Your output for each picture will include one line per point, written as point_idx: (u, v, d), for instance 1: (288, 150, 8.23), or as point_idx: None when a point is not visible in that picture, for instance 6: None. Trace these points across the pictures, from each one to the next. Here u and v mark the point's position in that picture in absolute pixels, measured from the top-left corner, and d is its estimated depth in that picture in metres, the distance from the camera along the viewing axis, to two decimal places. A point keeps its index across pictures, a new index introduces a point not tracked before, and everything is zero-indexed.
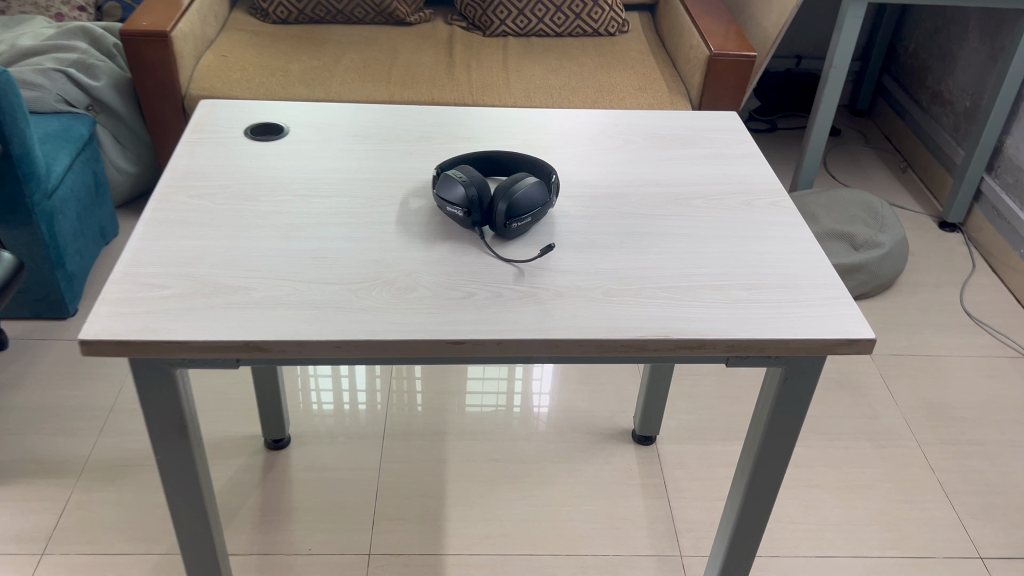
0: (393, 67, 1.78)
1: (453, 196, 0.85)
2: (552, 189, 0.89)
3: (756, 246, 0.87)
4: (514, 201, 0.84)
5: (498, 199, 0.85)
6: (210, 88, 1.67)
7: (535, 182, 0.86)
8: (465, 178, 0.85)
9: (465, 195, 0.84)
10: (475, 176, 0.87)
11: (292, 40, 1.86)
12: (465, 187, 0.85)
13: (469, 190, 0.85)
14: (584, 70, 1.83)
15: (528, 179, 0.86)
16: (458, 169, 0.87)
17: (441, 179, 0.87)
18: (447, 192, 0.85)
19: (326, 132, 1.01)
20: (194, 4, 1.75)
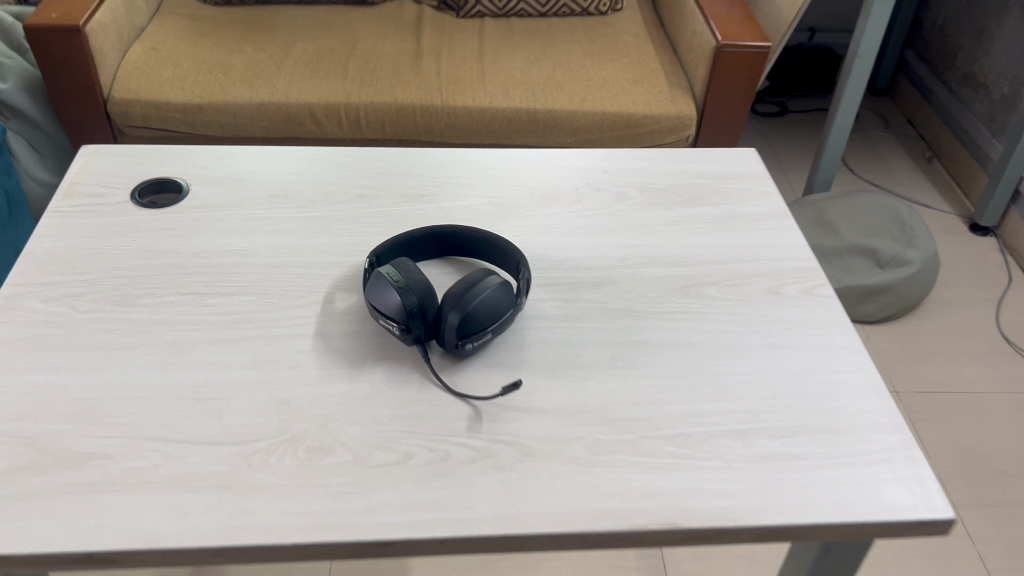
0: (350, 59, 1.54)
1: (387, 305, 0.64)
2: (522, 285, 0.67)
3: (789, 361, 0.67)
4: (468, 313, 0.62)
5: (446, 308, 0.63)
6: (137, 90, 1.43)
7: (498, 281, 0.64)
8: (402, 280, 0.64)
9: (403, 303, 0.63)
10: (418, 273, 0.65)
11: (236, 26, 1.62)
12: (402, 293, 0.63)
13: (408, 297, 0.63)
14: (572, 59, 1.59)
15: (488, 280, 0.64)
16: (396, 263, 0.66)
17: (373, 278, 0.66)
18: (379, 298, 0.64)
19: (237, 192, 0.80)
20: None
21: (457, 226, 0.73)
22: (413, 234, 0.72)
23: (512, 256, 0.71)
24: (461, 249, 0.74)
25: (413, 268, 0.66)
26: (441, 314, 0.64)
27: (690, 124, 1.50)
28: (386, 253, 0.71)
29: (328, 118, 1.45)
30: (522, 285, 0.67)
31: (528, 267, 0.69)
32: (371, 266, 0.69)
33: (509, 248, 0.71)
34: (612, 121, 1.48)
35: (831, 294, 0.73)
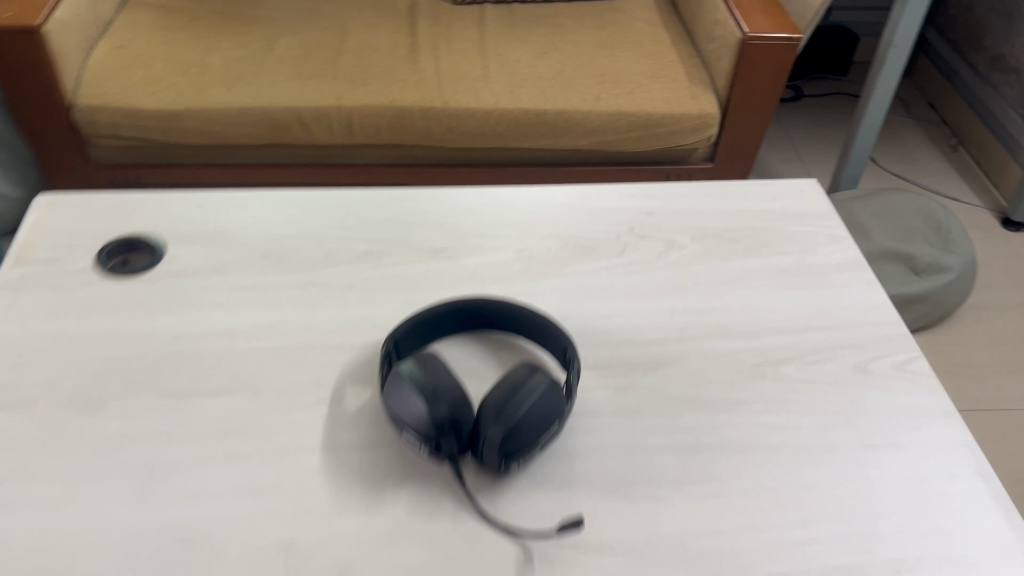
0: (339, 55, 1.40)
1: (410, 418, 0.52)
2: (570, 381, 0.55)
3: (890, 464, 0.56)
4: (512, 430, 0.51)
5: (484, 422, 0.52)
6: (104, 96, 1.28)
7: (546, 383, 0.53)
8: (427, 388, 0.52)
9: (430, 419, 0.51)
10: (446, 374, 0.53)
11: (212, 19, 1.47)
12: (428, 405, 0.51)
13: (436, 411, 0.51)
14: (582, 51, 1.46)
15: (534, 383, 0.52)
16: (417, 359, 0.54)
17: (390, 379, 0.54)
18: (399, 409, 0.52)
19: (222, 252, 0.67)
20: None
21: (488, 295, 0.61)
22: (437, 309, 0.60)
23: (557, 335, 0.59)
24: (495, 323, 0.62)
25: (438, 366, 0.54)
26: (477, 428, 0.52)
27: (713, 123, 1.38)
28: (406, 335, 0.59)
29: (317, 124, 1.32)
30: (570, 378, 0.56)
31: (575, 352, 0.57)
32: (387, 357, 0.57)
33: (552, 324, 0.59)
34: (629, 122, 1.35)
35: (927, 370, 0.62)
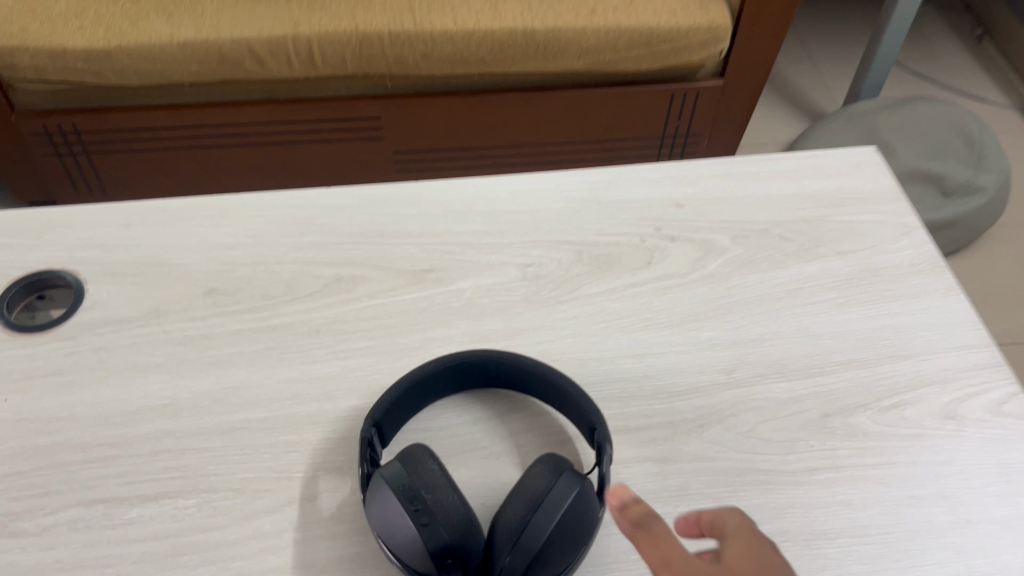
0: None
1: (404, 551, 0.40)
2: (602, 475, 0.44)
3: (993, 552, 0.46)
4: (536, 560, 0.40)
5: (500, 549, 0.41)
6: (19, 35, 1.09)
7: (576, 490, 0.41)
8: (424, 515, 0.40)
9: (431, 553, 0.40)
10: (446, 484, 0.42)
11: None
12: (428, 538, 0.40)
13: (438, 544, 0.40)
14: None
15: (560, 495, 0.40)
16: (406, 464, 0.42)
17: (373, 491, 0.42)
18: (389, 538, 0.41)
19: (155, 291, 0.55)
20: None
21: (489, 347, 0.48)
22: (425, 372, 0.47)
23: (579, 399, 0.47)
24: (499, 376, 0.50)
25: (435, 470, 0.42)
26: (491, 555, 0.41)
27: (725, 36, 1.19)
28: (388, 409, 0.47)
29: (272, 55, 1.13)
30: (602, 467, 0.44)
31: (604, 427, 0.46)
32: (366, 448, 0.45)
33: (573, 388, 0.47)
34: (632, 39, 1.16)
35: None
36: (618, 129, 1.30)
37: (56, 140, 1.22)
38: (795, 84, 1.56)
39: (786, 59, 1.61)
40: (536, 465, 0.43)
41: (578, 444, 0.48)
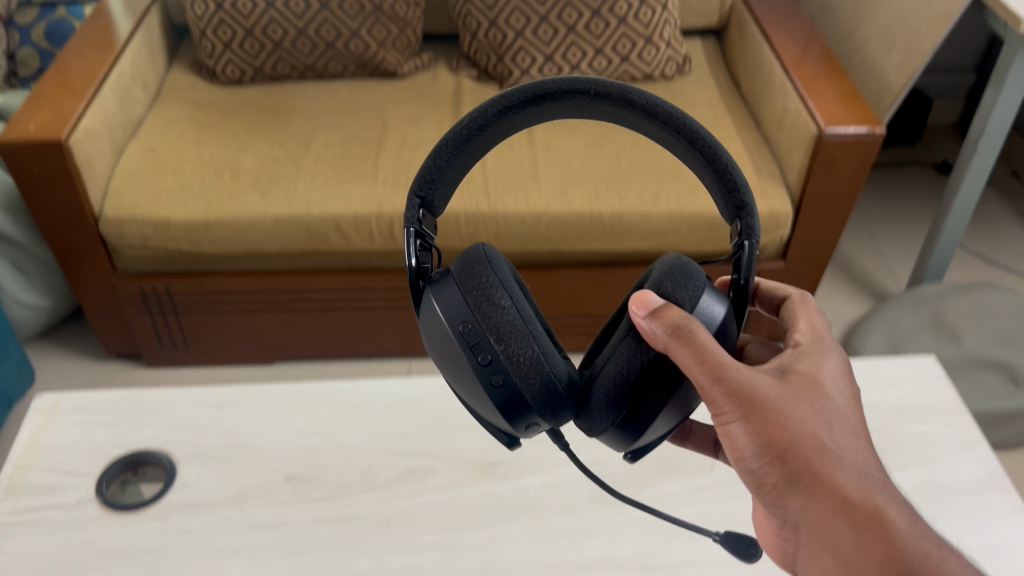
0: (379, 153, 1.31)
1: (476, 395, 0.45)
2: (748, 268, 0.48)
3: None
4: (652, 403, 0.45)
5: (605, 386, 0.46)
6: (132, 210, 1.20)
7: (722, 311, 0.47)
8: (495, 368, 0.44)
9: (504, 406, 0.45)
10: (519, 334, 0.44)
11: (247, 113, 1.41)
12: (501, 394, 0.44)
13: (511, 400, 0.44)
14: (638, 142, 1.33)
15: (710, 314, 0.46)
16: (473, 307, 0.45)
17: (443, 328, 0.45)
18: (459, 378, 0.46)
19: (239, 476, 0.59)
20: (109, 83, 1.29)
21: (617, 81, 0.48)
22: (541, 83, 0.47)
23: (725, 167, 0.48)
24: (624, 123, 0.50)
25: (507, 312, 0.45)
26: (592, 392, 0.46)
27: (784, 223, 1.23)
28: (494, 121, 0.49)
29: (357, 232, 1.22)
30: (747, 260, 0.48)
31: (759, 215, 0.48)
32: (415, 231, 0.50)
33: (716, 144, 0.48)
34: (694, 223, 1.21)
35: None
36: None
37: (150, 301, 1.31)
38: (858, 266, 1.58)
39: (849, 240, 1.65)
40: (665, 276, 0.48)
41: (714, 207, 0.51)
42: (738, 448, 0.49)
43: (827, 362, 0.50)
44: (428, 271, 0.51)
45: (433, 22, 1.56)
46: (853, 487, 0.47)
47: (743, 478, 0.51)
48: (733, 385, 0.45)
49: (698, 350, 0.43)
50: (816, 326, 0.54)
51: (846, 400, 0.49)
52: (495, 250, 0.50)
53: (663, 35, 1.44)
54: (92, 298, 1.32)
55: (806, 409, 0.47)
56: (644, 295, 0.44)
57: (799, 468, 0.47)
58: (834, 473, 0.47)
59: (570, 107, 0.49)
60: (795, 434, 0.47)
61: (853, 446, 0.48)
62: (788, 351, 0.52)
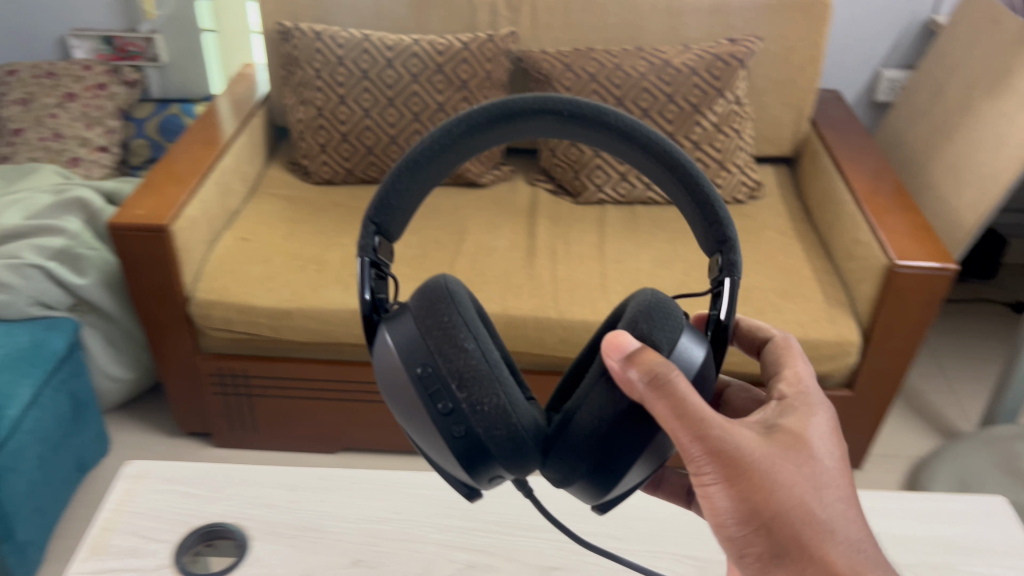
0: (455, 257, 1.37)
1: (437, 439, 0.47)
2: (728, 304, 0.52)
3: None
4: (626, 453, 0.48)
5: (574, 431, 0.48)
6: (221, 294, 1.27)
7: (701, 354, 0.50)
8: (456, 417, 0.46)
9: (469, 454, 0.47)
10: (483, 379, 0.46)
11: (334, 211, 1.49)
12: (463, 440, 0.46)
13: (473, 446, 0.46)
14: (706, 261, 1.36)
15: (689, 358, 0.49)
16: (435, 350, 0.46)
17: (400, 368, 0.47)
18: (418, 421, 0.47)
19: (306, 557, 0.61)
20: (212, 175, 1.39)
21: (590, 103, 0.50)
22: (517, 100, 0.49)
23: (705, 197, 0.51)
24: (596, 145, 0.53)
25: (472, 356, 0.46)
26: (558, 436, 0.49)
27: (851, 351, 1.23)
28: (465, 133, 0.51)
29: None
30: (722, 300, 0.53)
31: (739, 251, 0.52)
32: (371, 259, 0.52)
33: (696, 173, 0.51)
34: None
35: None
36: None
37: (226, 381, 1.37)
38: (928, 401, 1.56)
39: (916, 372, 1.63)
40: (643, 316, 0.50)
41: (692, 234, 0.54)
42: (721, 501, 0.53)
43: (810, 424, 0.55)
44: (385, 302, 0.53)
45: None
46: (837, 550, 0.52)
47: (724, 544, 0.56)
48: (714, 439, 0.49)
49: (675, 399, 0.45)
50: (799, 386, 0.59)
51: (829, 459, 0.54)
52: (454, 278, 0.52)
53: (736, 161, 1.49)
54: (173, 375, 1.38)
55: (791, 471, 0.52)
56: (620, 335, 0.47)
57: (784, 533, 0.52)
58: (817, 539, 0.51)
59: (546, 126, 0.51)
60: (781, 501, 0.51)
61: (837, 506, 0.53)
62: (772, 410, 0.57)
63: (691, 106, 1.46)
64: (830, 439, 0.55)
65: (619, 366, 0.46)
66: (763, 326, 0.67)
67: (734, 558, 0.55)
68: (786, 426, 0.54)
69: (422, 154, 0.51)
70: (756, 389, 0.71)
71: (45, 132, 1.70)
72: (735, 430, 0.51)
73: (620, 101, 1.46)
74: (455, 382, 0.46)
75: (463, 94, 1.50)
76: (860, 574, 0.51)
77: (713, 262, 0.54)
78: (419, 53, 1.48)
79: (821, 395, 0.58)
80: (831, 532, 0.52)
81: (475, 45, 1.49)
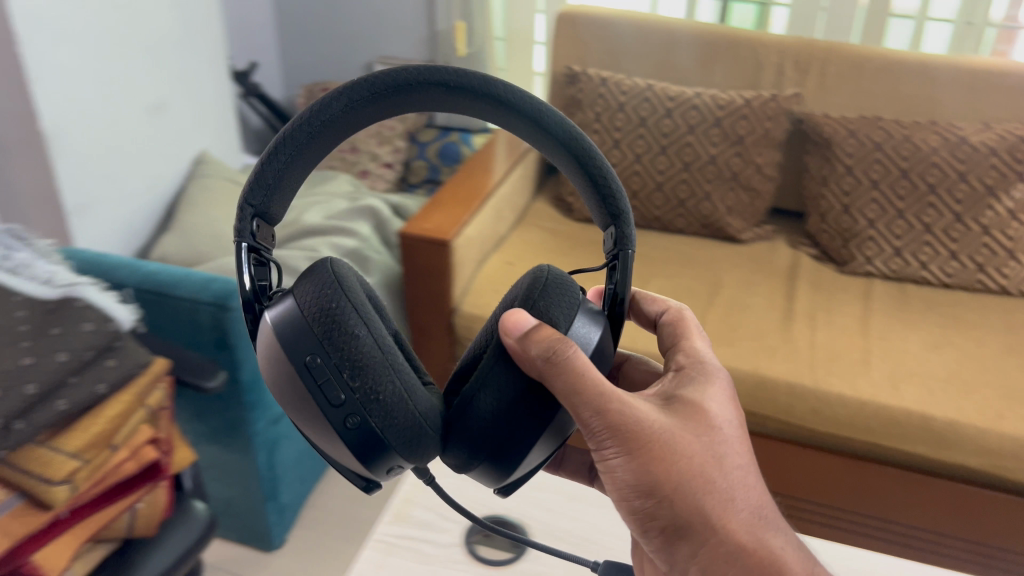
0: (709, 308, 1.37)
1: (330, 436, 0.47)
2: (623, 278, 0.53)
3: None
4: (524, 438, 0.48)
5: (470, 415, 0.48)
6: (485, 310, 1.36)
7: (598, 334, 0.52)
8: (349, 408, 0.46)
9: (363, 450, 0.46)
10: (375, 366, 0.46)
11: (594, 247, 1.55)
12: (357, 435, 0.46)
13: (368, 439, 0.46)
14: (984, 353, 1.26)
15: (587, 339, 0.51)
16: (323, 339, 0.46)
17: (287, 363, 0.47)
18: (310, 418, 0.47)
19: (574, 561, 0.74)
20: (490, 201, 1.50)
21: (480, 74, 0.50)
22: (396, 73, 0.49)
23: (597, 172, 0.52)
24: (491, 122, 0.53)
25: (364, 340, 0.47)
26: (455, 422, 0.49)
27: None
28: (344, 110, 0.50)
29: None
30: (622, 272, 0.53)
31: (632, 224, 0.53)
32: (249, 244, 0.51)
33: (587, 147, 0.51)
34: None
35: None
36: (1005, 536, 1.22)
37: None
38: None
39: None
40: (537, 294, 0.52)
41: (587, 208, 0.55)
42: (623, 476, 0.56)
43: (708, 395, 0.59)
44: (266, 288, 0.53)
45: (783, 198, 1.63)
46: (738, 518, 0.57)
47: (623, 510, 0.60)
48: (615, 415, 0.52)
49: (575, 376, 0.47)
50: (694, 354, 0.63)
51: (729, 428, 0.58)
52: (340, 260, 0.52)
53: None
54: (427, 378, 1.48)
55: (694, 445, 0.56)
56: (516, 316, 0.48)
57: (679, 503, 0.56)
58: (710, 509, 0.57)
59: (432, 102, 0.51)
60: (682, 474, 0.56)
61: (737, 474, 0.58)
62: (670, 380, 0.61)
63: (985, 187, 1.37)
64: (728, 407, 0.60)
65: (518, 344, 0.47)
66: (653, 298, 0.69)
67: (639, 532, 0.60)
68: (686, 395, 0.59)
69: (303, 130, 0.50)
70: (655, 364, 0.73)
71: (343, 145, 1.90)
72: (636, 407, 0.54)
73: (905, 173, 1.41)
74: (350, 373, 0.46)
75: (736, 150, 1.51)
76: (756, 538, 0.57)
77: (608, 236, 0.54)
78: (699, 106, 1.51)
79: (716, 365, 0.62)
80: (731, 501, 0.57)
81: (757, 102, 1.50)
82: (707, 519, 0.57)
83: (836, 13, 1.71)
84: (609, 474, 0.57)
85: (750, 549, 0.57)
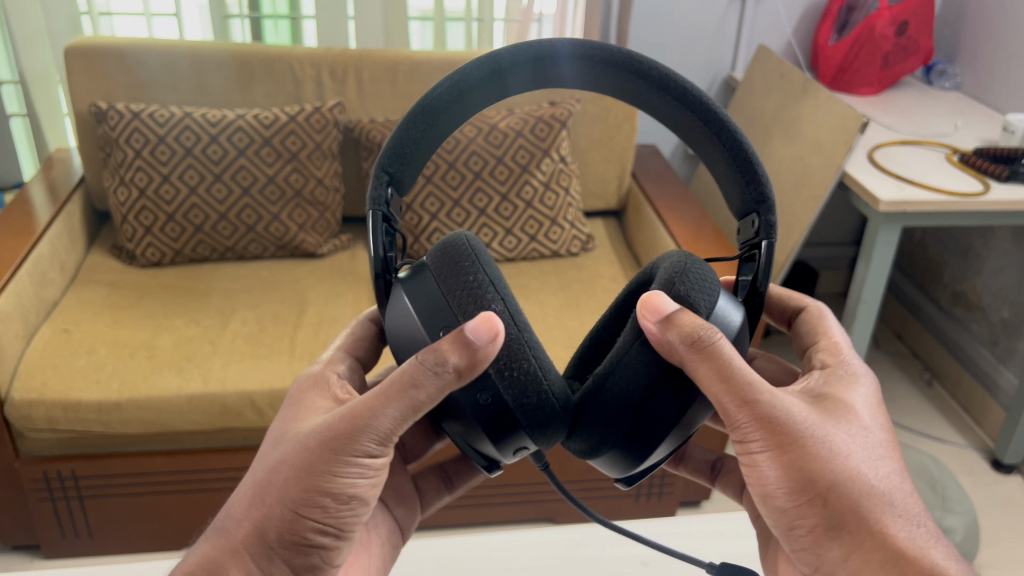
0: (296, 328, 1.35)
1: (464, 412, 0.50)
2: (765, 266, 0.55)
3: None
4: (662, 421, 0.50)
5: (604, 396, 0.50)
6: (39, 393, 1.19)
7: (739, 317, 0.53)
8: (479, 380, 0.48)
9: (490, 424, 0.49)
10: (513, 344, 0.48)
11: (164, 293, 1.43)
12: (490, 409, 0.48)
13: (500, 415, 0.48)
14: (548, 312, 1.40)
15: (731, 318, 0.52)
16: (460, 313, 0.49)
17: (420, 330, 0.50)
18: None
19: None
20: (25, 267, 1.30)
21: (626, 50, 0.53)
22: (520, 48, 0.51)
23: (744, 153, 0.54)
24: (642, 104, 0.55)
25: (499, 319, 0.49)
26: (591, 402, 0.50)
27: None
28: (482, 82, 0.52)
29: (271, 406, 1.23)
30: (765, 263, 0.55)
31: (776, 212, 0.55)
32: (384, 212, 0.53)
33: (731, 125, 0.53)
34: None
35: None
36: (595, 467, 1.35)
37: (52, 485, 1.26)
38: None
39: None
40: (679, 277, 0.52)
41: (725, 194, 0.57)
42: (769, 475, 0.53)
43: (852, 391, 0.57)
44: (395, 264, 0.55)
45: (351, 207, 1.66)
46: (896, 525, 0.51)
47: (774, 523, 0.54)
48: (761, 403, 0.51)
49: (716, 359, 0.48)
50: (837, 350, 0.61)
51: (877, 427, 0.55)
52: (482, 245, 0.54)
53: (567, 217, 1.56)
54: None
55: (843, 439, 0.53)
56: (660, 299, 0.49)
57: (834, 506, 0.51)
58: (870, 515, 0.51)
59: (534, 77, 0.53)
60: (837, 472, 0.51)
61: (893, 478, 0.53)
62: (815, 376, 0.59)
63: (520, 166, 1.52)
64: (876, 409, 0.57)
65: (657, 328, 0.48)
66: (794, 297, 0.68)
67: (781, 539, 0.55)
68: (831, 392, 0.57)
69: (437, 101, 0.52)
70: (785, 365, 0.70)
71: None
72: (783, 398, 0.52)
73: (452, 165, 1.50)
74: None
75: (291, 167, 1.49)
76: (919, 547, 0.51)
77: (745, 224, 0.56)
78: (244, 127, 1.47)
79: (863, 367, 0.60)
80: (891, 507, 0.52)
81: (302, 116, 1.49)
82: (867, 526, 0.51)
83: (364, 20, 1.77)
84: (752, 474, 0.54)
85: (906, 555, 0.50)
